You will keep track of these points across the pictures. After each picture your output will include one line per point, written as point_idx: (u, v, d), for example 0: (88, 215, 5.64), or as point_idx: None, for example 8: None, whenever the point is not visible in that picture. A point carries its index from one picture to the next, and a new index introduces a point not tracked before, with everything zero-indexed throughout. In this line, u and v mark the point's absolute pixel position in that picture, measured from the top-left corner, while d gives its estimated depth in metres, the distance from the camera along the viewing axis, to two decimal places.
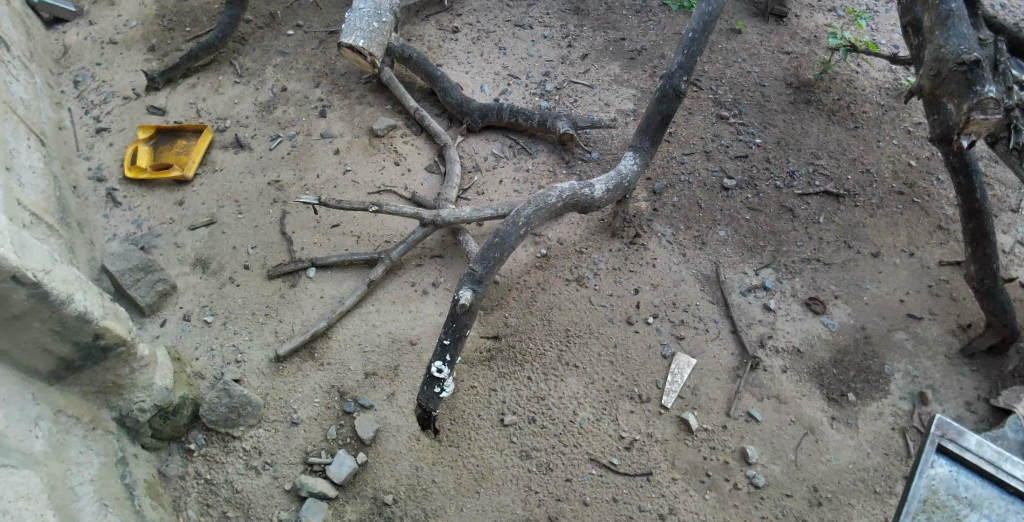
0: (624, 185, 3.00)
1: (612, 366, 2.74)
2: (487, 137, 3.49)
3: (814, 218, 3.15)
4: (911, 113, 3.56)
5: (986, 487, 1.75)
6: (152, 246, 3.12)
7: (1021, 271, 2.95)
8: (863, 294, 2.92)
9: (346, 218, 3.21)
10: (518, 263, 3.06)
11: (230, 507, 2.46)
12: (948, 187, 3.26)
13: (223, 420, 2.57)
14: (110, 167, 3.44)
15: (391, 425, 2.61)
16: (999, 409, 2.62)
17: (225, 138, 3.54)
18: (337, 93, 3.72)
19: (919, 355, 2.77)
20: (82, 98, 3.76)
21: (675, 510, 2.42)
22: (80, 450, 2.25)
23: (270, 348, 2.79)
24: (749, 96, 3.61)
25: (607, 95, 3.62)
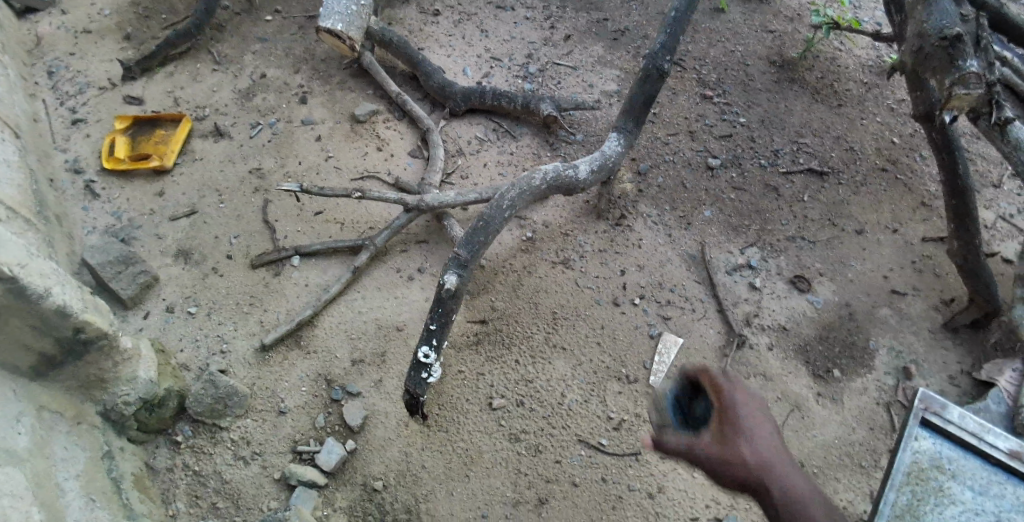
0: (608, 166, 2.99)
1: (599, 347, 2.74)
2: (470, 121, 3.46)
3: (799, 196, 3.16)
4: (894, 89, 3.56)
5: (969, 457, 1.65)
6: (133, 238, 3.08)
7: (1003, 246, 2.98)
8: (848, 271, 2.93)
9: (330, 205, 3.18)
10: (504, 247, 3.05)
11: (220, 497, 2.45)
12: (931, 163, 3.27)
13: (210, 412, 2.55)
14: (87, 159, 3.39)
15: (380, 412, 2.61)
16: (982, 382, 2.62)
17: (205, 127, 3.49)
18: (317, 79, 3.67)
19: (903, 330, 2.79)
20: (57, 89, 3.69)
21: (664, 489, 2.43)
22: (65, 446, 2.24)
23: (256, 338, 2.77)
24: (734, 76, 3.60)
25: (591, 77, 3.60)
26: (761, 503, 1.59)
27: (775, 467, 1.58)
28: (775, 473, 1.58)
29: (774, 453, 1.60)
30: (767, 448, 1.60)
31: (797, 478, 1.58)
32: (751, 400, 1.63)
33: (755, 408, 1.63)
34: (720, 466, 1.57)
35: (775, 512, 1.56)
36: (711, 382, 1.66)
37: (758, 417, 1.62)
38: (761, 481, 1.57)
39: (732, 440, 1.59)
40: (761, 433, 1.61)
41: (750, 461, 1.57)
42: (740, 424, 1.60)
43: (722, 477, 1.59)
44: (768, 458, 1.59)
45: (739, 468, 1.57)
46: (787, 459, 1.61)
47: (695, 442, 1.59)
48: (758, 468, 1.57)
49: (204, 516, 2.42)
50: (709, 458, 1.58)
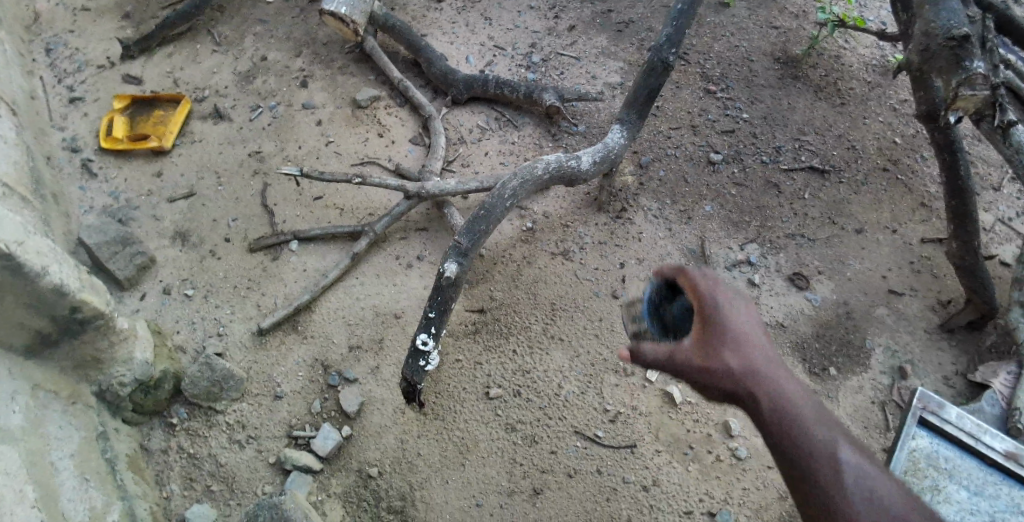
0: (611, 158, 2.99)
1: (597, 339, 2.75)
2: (472, 109, 3.45)
3: (799, 193, 3.17)
4: (897, 89, 3.56)
5: (965, 458, 1.82)
6: (130, 218, 3.06)
7: (1000, 249, 3.00)
8: (846, 270, 2.95)
9: (330, 190, 3.16)
10: (504, 236, 3.05)
11: (214, 481, 2.44)
12: (931, 164, 3.28)
13: (205, 395, 2.54)
14: (85, 138, 3.36)
15: (377, 398, 2.60)
16: (976, 383, 2.64)
17: (204, 108, 3.46)
18: (319, 63, 3.64)
19: (899, 329, 2.81)
20: (54, 67, 3.65)
21: (658, 482, 2.44)
22: (59, 425, 2.23)
23: (253, 322, 2.76)
24: (737, 71, 3.60)
25: (595, 68, 3.58)
26: (744, 407, 1.63)
27: (758, 370, 1.61)
28: (757, 375, 1.61)
29: (758, 356, 1.63)
30: (749, 351, 1.63)
31: (780, 378, 1.61)
32: (734, 305, 1.67)
33: (737, 311, 1.66)
34: (699, 369, 1.62)
35: (758, 411, 1.60)
36: (695, 290, 1.70)
37: (741, 320, 1.66)
38: (743, 383, 1.61)
39: (712, 344, 1.63)
40: (743, 336, 1.64)
41: (730, 365, 1.61)
42: (721, 329, 1.64)
43: (702, 384, 1.63)
44: (750, 361, 1.62)
45: (719, 371, 1.61)
46: (771, 362, 1.63)
47: (675, 348, 1.66)
48: (739, 370, 1.61)
49: (198, 499, 2.41)
50: (689, 363, 1.63)
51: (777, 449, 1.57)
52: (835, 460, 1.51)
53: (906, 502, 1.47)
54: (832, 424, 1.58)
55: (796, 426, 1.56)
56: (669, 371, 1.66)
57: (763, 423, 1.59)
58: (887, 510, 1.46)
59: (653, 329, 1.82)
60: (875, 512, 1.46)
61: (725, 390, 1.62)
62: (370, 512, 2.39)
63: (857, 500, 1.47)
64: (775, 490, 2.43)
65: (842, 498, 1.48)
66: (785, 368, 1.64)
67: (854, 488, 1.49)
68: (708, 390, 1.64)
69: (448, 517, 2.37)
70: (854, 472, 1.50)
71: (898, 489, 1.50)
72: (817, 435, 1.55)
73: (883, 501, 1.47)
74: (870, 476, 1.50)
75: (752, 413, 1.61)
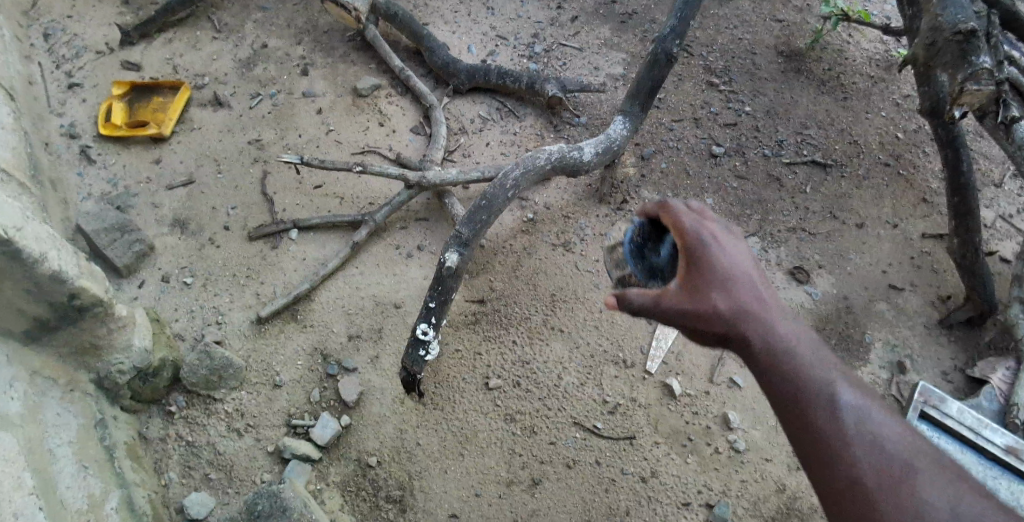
0: (613, 149, 2.98)
1: (597, 330, 2.75)
2: (474, 99, 3.43)
3: (801, 188, 3.16)
4: (900, 84, 3.56)
5: (966, 452, 1.99)
6: (129, 205, 3.04)
7: (1000, 245, 3.01)
8: (846, 264, 2.95)
9: (330, 179, 3.15)
10: (505, 227, 3.05)
11: (213, 469, 2.43)
12: (933, 159, 3.29)
13: (204, 383, 2.53)
14: (83, 124, 3.33)
15: (376, 388, 2.59)
16: (975, 379, 2.65)
17: (204, 95, 3.43)
18: (320, 51, 3.62)
19: (899, 324, 2.81)
20: (53, 52, 3.62)
21: (657, 474, 2.44)
22: (57, 412, 2.21)
23: (252, 310, 2.75)
24: (740, 64, 3.59)
25: (597, 59, 3.57)
26: (735, 350, 1.58)
27: (750, 311, 1.56)
28: (749, 316, 1.56)
29: (749, 295, 1.58)
30: (740, 290, 1.57)
31: (774, 317, 1.56)
32: (721, 242, 1.62)
33: (725, 248, 1.61)
34: (686, 311, 1.58)
35: (751, 353, 1.56)
36: (678, 229, 1.65)
37: (729, 256, 1.60)
38: (734, 324, 1.55)
39: (700, 285, 1.58)
40: (733, 275, 1.59)
41: (719, 307, 1.56)
42: (708, 268, 1.59)
43: (691, 327, 1.59)
44: (741, 301, 1.57)
45: (708, 313, 1.56)
46: (764, 301, 1.58)
47: (660, 293, 1.62)
48: (729, 312, 1.56)
49: (196, 488, 2.39)
50: (675, 307, 1.59)
51: (771, 391, 1.52)
52: (831, 403, 1.46)
53: (906, 442, 1.42)
54: (829, 363, 1.52)
55: (791, 367, 1.51)
56: (657, 316, 1.62)
57: (756, 365, 1.55)
58: (886, 452, 1.41)
59: (637, 272, 1.86)
60: (873, 455, 1.41)
61: (715, 333, 1.57)
62: (369, 501, 2.38)
63: (854, 443, 1.42)
64: (774, 483, 2.45)
65: (840, 441, 1.43)
66: (779, 307, 1.59)
67: (852, 430, 1.43)
68: (698, 333, 1.60)
69: (446, 507, 2.37)
70: (852, 413, 1.45)
71: (898, 429, 1.45)
72: (813, 377, 1.50)
73: (881, 443, 1.42)
74: (868, 417, 1.45)
75: (745, 355, 1.56)
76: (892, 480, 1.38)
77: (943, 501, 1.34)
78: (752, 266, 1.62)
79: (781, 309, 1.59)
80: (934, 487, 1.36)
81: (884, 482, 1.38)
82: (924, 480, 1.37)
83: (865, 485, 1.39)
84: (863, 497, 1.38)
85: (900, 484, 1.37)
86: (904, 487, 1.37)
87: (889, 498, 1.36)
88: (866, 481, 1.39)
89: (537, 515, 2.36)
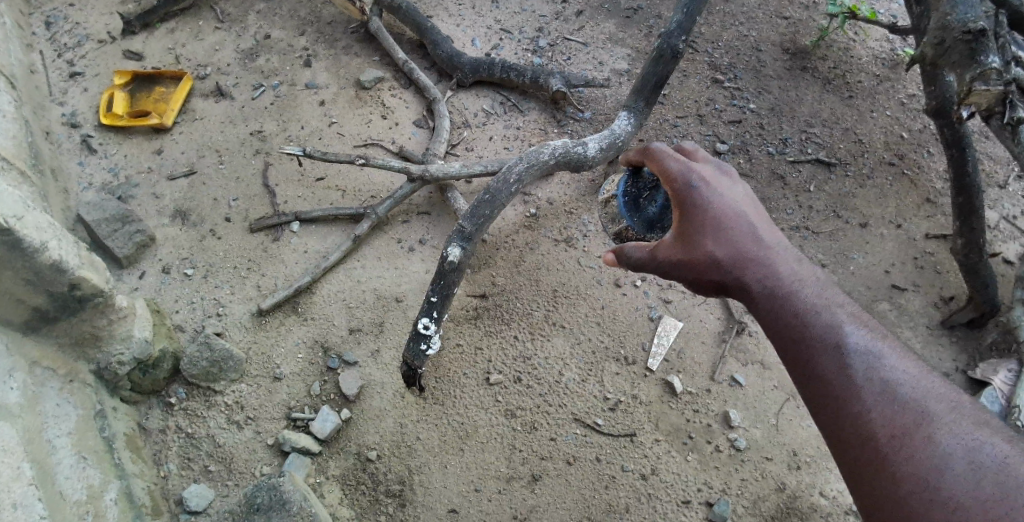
0: (617, 146, 2.98)
1: (599, 327, 2.75)
2: (478, 93, 3.41)
3: (805, 186, 3.16)
4: (906, 83, 3.55)
5: None
6: (130, 196, 3.02)
7: (1004, 247, 3.01)
8: (850, 264, 2.94)
9: (332, 171, 3.13)
10: (507, 222, 3.05)
11: (212, 461, 2.42)
12: (937, 159, 3.28)
13: (204, 375, 2.52)
14: (84, 113, 3.31)
15: (376, 382, 2.58)
16: (976, 380, 2.65)
17: (206, 85, 3.41)
18: (323, 42, 3.60)
19: (901, 324, 2.80)
20: (54, 41, 3.60)
21: (658, 471, 2.44)
22: (56, 403, 2.20)
23: (254, 302, 2.74)
24: (746, 60, 3.58)
25: (602, 54, 3.55)
26: (737, 295, 1.65)
27: (747, 257, 1.63)
28: (746, 263, 1.63)
29: (747, 241, 1.65)
30: (736, 237, 1.65)
31: (773, 262, 1.62)
32: (713, 188, 1.69)
33: (718, 193, 1.68)
34: (681, 262, 1.68)
35: (751, 299, 1.63)
36: (671, 181, 1.72)
37: (723, 204, 1.67)
38: (731, 272, 1.63)
39: (695, 235, 1.67)
40: (727, 221, 1.66)
41: (715, 255, 1.64)
42: (702, 216, 1.67)
43: (692, 276, 1.68)
44: (738, 248, 1.64)
45: (703, 262, 1.65)
46: (762, 245, 1.64)
47: (658, 246, 1.72)
48: (725, 260, 1.63)
49: (195, 479, 2.38)
50: (672, 257, 1.69)
51: (776, 337, 1.58)
52: (835, 347, 1.49)
53: (920, 387, 1.42)
54: (835, 306, 1.55)
55: (793, 312, 1.56)
56: (654, 268, 1.74)
57: (759, 313, 1.61)
58: (897, 398, 1.41)
59: (637, 227, 1.94)
60: (883, 400, 1.42)
61: (714, 281, 1.66)
62: (368, 495, 2.38)
63: (862, 389, 1.44)
64: (774, 482, 2.45)
65: (846, 386, 1.45)
66: (779, 250, 1.65)
67: (859, 374, 1.45)
68: (697, 283, 1.69)
69: (446, 502, 2.37)
70: (857, 355, 1.47)
71: (913, 372, 1.45)
72: (816, 321, 1.54)
73: (892, 389, 1.42)
74: (876, 360, 1.46)
75: (748, 302, 1.63)
76: (903, 426, 1.38)
77: (960, 448, 1.33)
78: (749, 210, 1.69)
79: (781, 253, 1.64)
80: (948, 433, 1.36)
81: (896, 428, 1.38)
82: (938, 426, 1.37)
83: (875, 431, 1.39)
84: (873, 445, 1.38)
85: (912, 430, 1.37)
86: (917, 433, 1.37)
87: (899, 446, 1.36)
88: (875, 428, 1.39)
89: (537, 511, 2.36)
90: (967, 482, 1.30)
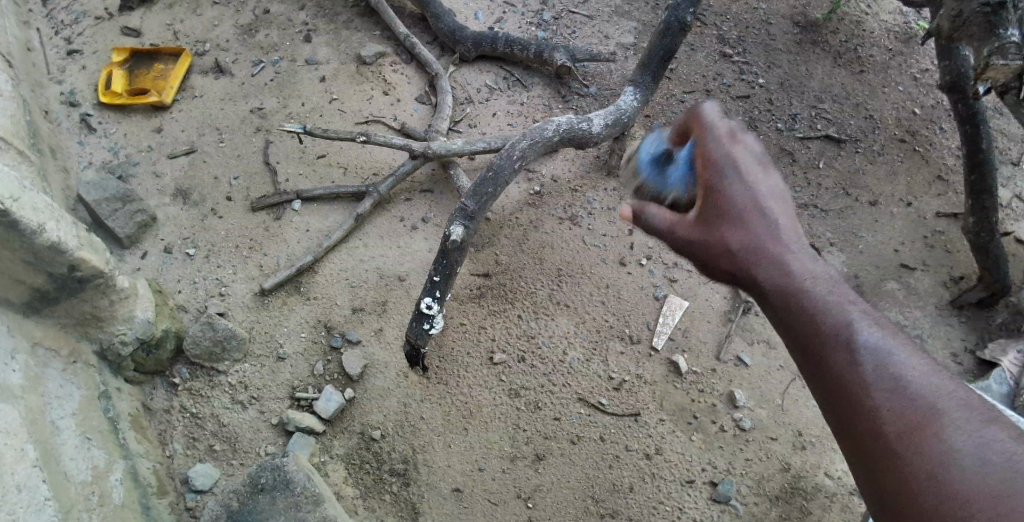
0: (622, 121, 2.93)
1: (603, 306, 2.73)
2: (481, 68, 3.36)
3: (814, 162, 3.10)
4: (919, 58, 3.47)
5: None
6: (130, 174, 2.99)
7: (1015, 226, 2.97)
8: (858, 242, 2.90)
9: (333, 149, 3.10)
10: (510, 200, 3.02)
11: (217, 440, 2.42)
12: (950, 136, 3.22)
13: (208, 355, 2.52)
14: (82, 92, 3.27)
15: (380, 361, 2.57)
16: (983, 361, 2.63)
17: (205, 62, 3.36)
18: (323, 17, 3.53)
19: (910, 304, 2.77)
20: (51, 18, 3.55)
21: (661, 450, 2.43)
22: (60, 384, 2.19)
23: (256, 282, 2.73)
24: (755, 34, 3.50)
25: (607, 27, 3.48)
26: (743, 281, 1.51)
27: (758, 242, 1.48)
28: (758, 248, 1.48)
29: (760, 225, 1.49)
30: (749, 220, 1.50)
31: (787, 249, 1.47)
32: (736, 166, 1.54)
33: (742, 173, 1.53)
34: (690, 241, 1.55)
35: (758, 285, 1.48)
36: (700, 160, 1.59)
37: (741, 182, 1.53)
38: (739, 257, 1.49)
39: (707, 215, 1.53)
40: (744, 203, 1.52)
41: (724, 238, 1.50)
42: (717, 195, 1.53)
43: (698, 257, 1.55)
44: (750, 231, 1.49)
45: (717, 246, 1.50)
46: (775, 231, 1.49)
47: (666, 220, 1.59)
48: (735, 243, 1.49)
49: (200, 459, 2.39)
50: (682, 236, 1.56)
51: (786, 328, 1.44)
52: (848, 342, 1.36)
53: (933, 383, 1.31)
54: (850, 298, 1.41)
55: (804, 302, 1.41)
56: (663, 240, 1.60)
57: (767, 301, 1.47)
58: (910, 396, 1.30)
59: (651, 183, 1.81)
60: (896, 398, 1.30)
61: (719, 264, 1.52)
62: (372, 474, 2.38)
63: (874, 385, 1.32)
64: (779, 462, 2.45)
65: (856, 382, 1.33)
66: (794, 237, 1.49)
67: (871, 369, 1.33)
68: (702, 263, 1.55)
69: (449, 481, 2.37)
70: (870, 351, 1.34)
71: (926, 369, 1.33)
72: (829, 313, 1.39)
73: (906, 385, 1.31)
74: (889, 357, 1.33)
75: (755, 289, 1.49)
76: (915, 423, 1.28)
77: (974, 445, 1.23)
78: (769, 193, 1.53)
79: (796, 237, 1.49)
80: (964, 433, 1.25)
81: (907, 425, 1.28)
82: (952, 422, 1.26)
83: (885, 428, 1.29)
84: (882, 442, 1.29)
85: (922, 426, 1.27)
86: (929, 432, 1.26)
87: (910, 443, 1.26)
88: (886, 426, 1.29)
89: (540, 491, 2.36)
90: (981, 477, 1.20)
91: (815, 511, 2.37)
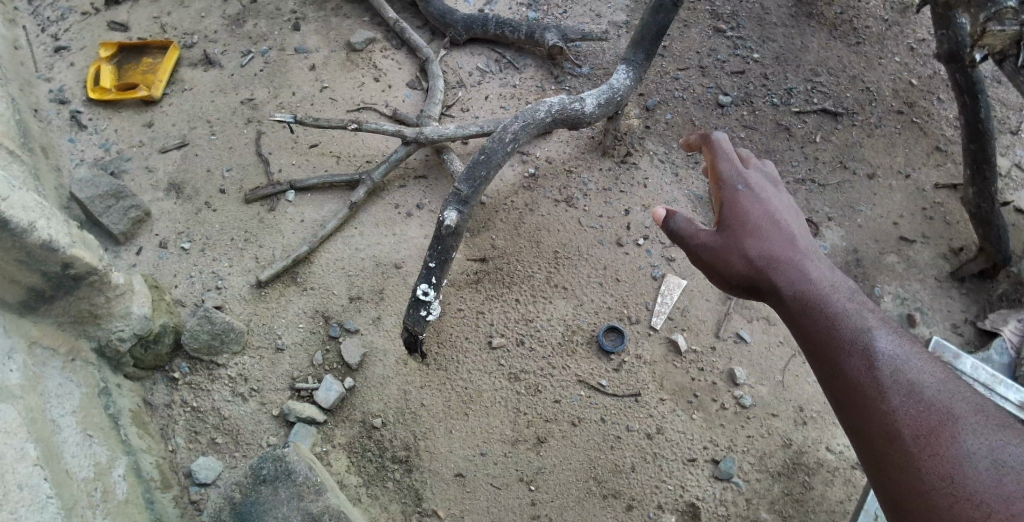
0: (616, 100, 2.89)
1: (601, 287, 2.72)
2: (471, 51, 3.33)
3: (811, 136, 3.07)
4: (916, 27, 3.42)
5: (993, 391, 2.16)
6: (123, 170, 2.98)
7: (1016, 195, 2.94)
8: (857, 217, 2.87)
9: (326, 137, 3.09)
10: (505, 183, 3.00)
11: (219, 433, 2.43)
12: (948, 106, 3.18)
13: (207, 348, 2.51)
14: (72, 89, 3.26)
15: (378, 349, 2.57)
16: (985, 331, 2.61)
17: (194, 54, 3.34)
18: (312, 5, 3.51)
19: (910, 277, 2.75)
20: (38, 15, 3.53)
21: (663, 430, 2.43)
22: (59, 383, 2.20)
23: (252, 274, 2.72)
24: (748, 8, 3.45)
25: (599, 6, 3.44)
26: (766, 295, 1.58)
27: (781, 258, 1.57)
28: (780, 264, 1.57)
29: (782, 242, 1.60)
30: (772, 238, 1.61)
31: (807, 267, 1.56)
32: (756, 191, 1.70)
33: (761, 197, 1.68)
34: (715, 255, 1.63)
35: (781, 301, 1.55)
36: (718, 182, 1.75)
37: (764, 202, 1.67)
38: (763, 272, 1.57)
39: (733, 229, 1.64)
40: (767, 223, 1.63)
41: (748, 253, 1.60)
42: (740, 214, 1.66)
43: (725, 272, 1.62)
44: (773, 248, 1.59)
45: (739, 259, 1.60)
46: (795, 249, 1.59)
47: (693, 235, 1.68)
48: (759, 258, 1.58)
49: (203, 452, 2.40)
50: (709, 249, 1.64)
51: (806, 339, 1.49)
52: (866, 349, 1.41)
53: (947, 389, 1.34)
54: (867, 310, 1.47)
55: (824, 314, 1.48)
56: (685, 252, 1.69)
57: (788, 314, 1.53)
58: (924, 398, 1.33)
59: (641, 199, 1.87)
60: (911, 401, 1.34)
61: (744, 278, 1.59)
62: (375, 462, 2.38)
63: (888, 389, 1.36)
64: (780, 438, 2.44)
65: (872, 386, 1.37)
66: (814, 257, 1.58)
67: (887, 374, 1.37)
68: (729, 281, 1.62)
69: (451, 467, 2.37)
70: (888, 359, 1.39)
71: (940, 376, 1.37)
72: (847, 322, 1.45)
73: (920, 389, 1.35)
74: (905, 364, 1.38)
75: (778, 303, 1.56)
76: (929, 424, 1.30)
77: (985, 446, 1.26)
78: (789, 214, 1.67)
79: (815, 258, 1.58)
80: (974, 434, 1.28)
81: (920, 426, 1.31)
82: (964, 425, 1.29)
83: (900, 429, 1.32)
84: (896, 443, 1.31)
85: (937, 429, 1.30)
86: (942, 433, 1.29)
87: (924, 443, 1.29)
88: (899, 427, 1.32)
89: (543, 473, 2.36)
90: (992, 477, 1.23)
91: (818, 486, 2.37)
